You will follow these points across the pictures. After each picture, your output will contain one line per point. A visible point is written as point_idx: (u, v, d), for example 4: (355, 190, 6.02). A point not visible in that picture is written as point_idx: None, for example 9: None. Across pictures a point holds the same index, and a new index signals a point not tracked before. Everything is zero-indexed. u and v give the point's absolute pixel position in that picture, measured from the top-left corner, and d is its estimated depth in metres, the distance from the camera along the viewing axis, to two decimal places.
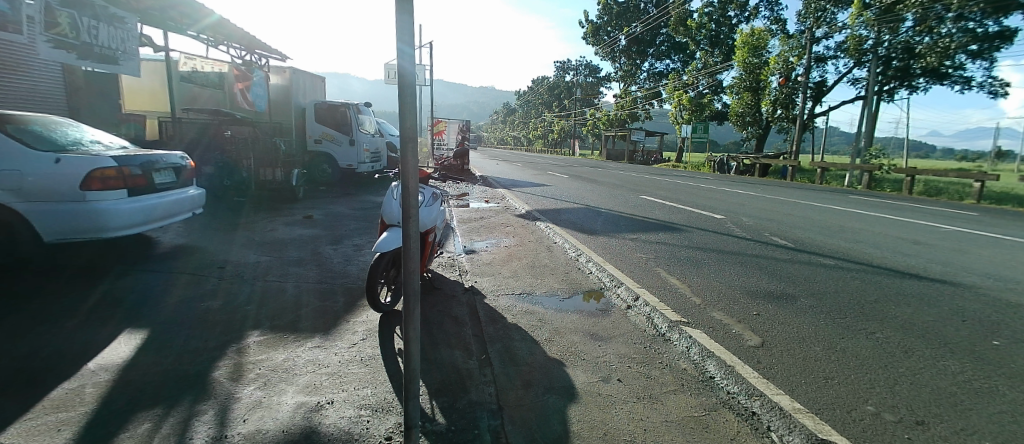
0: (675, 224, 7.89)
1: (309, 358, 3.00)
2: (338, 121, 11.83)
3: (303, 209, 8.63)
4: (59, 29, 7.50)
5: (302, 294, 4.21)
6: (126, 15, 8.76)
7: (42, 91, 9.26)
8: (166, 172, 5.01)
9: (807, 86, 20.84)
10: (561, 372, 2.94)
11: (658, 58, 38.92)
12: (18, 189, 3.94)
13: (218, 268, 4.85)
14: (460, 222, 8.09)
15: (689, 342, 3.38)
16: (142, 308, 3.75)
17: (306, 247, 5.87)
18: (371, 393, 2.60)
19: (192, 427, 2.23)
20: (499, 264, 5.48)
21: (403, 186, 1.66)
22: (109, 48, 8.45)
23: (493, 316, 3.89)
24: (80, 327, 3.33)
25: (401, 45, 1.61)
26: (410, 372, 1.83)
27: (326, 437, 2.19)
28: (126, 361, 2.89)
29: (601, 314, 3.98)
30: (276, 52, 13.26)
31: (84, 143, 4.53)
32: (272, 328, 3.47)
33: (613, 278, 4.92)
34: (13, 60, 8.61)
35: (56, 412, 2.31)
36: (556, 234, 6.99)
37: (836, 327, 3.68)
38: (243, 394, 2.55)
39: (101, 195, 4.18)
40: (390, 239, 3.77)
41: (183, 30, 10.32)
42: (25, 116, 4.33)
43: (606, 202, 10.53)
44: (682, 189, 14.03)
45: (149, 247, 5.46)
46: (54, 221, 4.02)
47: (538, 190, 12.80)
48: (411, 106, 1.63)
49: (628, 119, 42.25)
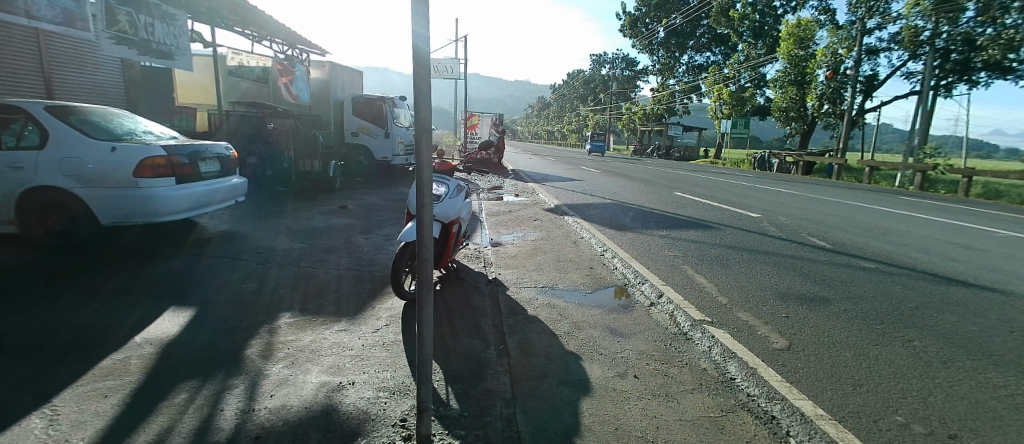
0: (709, 222, 7.67)
1: (335, 340, 3.15)
2: (375, 114, 12.16)
3: (341, 199, 8.92)
4: (121, 27, 7.97)
5: (335, 281, 4.39)
6: (178, 12, 9.16)
7: (105, 85, 9.94)
8: (212, 161, 5.28)
9: (857, 79, 19.77)
10: (577, 366, 2.96)
11: (698, 50, 37.79)
12: (80, 175, 4.29)
13: (257, 253, 5.11)
14: (489, 214, 8.17)
15: (712, 342, 3.33)
16: (185, 288, 4.01)
17: (339, 236, 6.09)
18: (390, 376, 2.71)
19: (224, 399, 2.40)
20: (524, 256, 5.53)
21: (419, 176, 1.75)
22: (164, 44, 8.94)
23: (514, 308, 3.94)
24: (131, 304, 3.62)
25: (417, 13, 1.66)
26: (424, 355, 1.91)
27: (345, 415, 2.31)
28: (169, 336, 3.12)
29: (622, 310, 3.96)
30: (316, 47, 13.55)
31: (138, 133, 4.85)
32: (302, 310, 3.65)
33: (638, 274, 4.87)
34: (79, 55, 9.27)
35: (105, 379, 2.55)
36: (584, 229, 6.96)
37: (870, 334, 3.52)
38: (271, 371, 2.71)
39: (153, 182, 4.46)
40: (411, 230, 3.86)
41: (231, 26, 10.80)
42: (87, 108, 4.68)
43: (637, 198, 10.35)
44: (716, 185, 13.63)
45: (198, 232, 5.80)
46: (109, 205, 4.34)
47: (570, 184, 12.71)
48: (426, 92, 1.69)
49: (665, 114, 40.99)
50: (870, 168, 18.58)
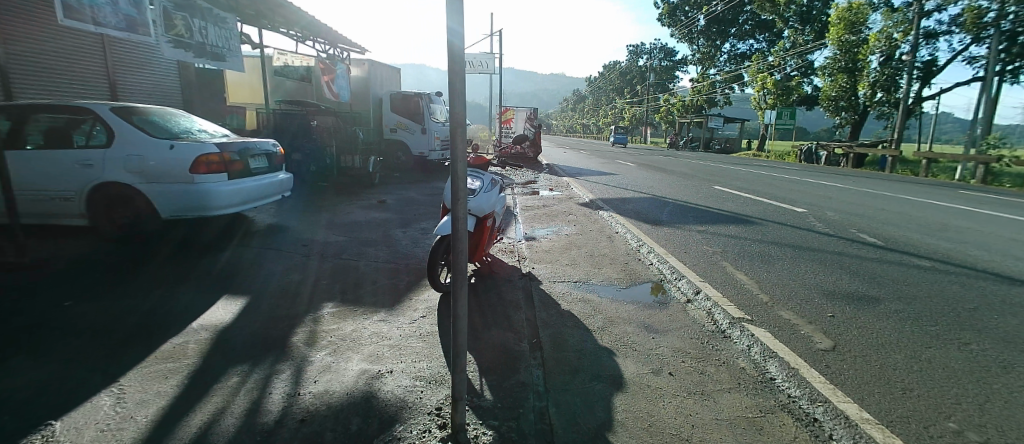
0: (750, 217, 7.42)
1: (375, 330, 3.27)
2: (412, 110, 12.38)
3: (379, 194, 9.16)
4: (178, 31, 8.43)
5: (374, 273, 4.54)
6: (228, 15, 9.62)
7: (164, 86, 10.56)
8: (261, 158, 5.54)
9: (913, 65, 18.52)
10: (611, 361, 2.96)
11: (741, 38, 36.36)
12: (142, 172, 4.59)
13: (302, 246, 5.34)
14: (523, 208, 8.20)
15: (751, 341, 3.25)
16: (237, 278, 4.25)
17: (378, 229, 6.27)
18: (427, 365, 2.79)
19: (272, 383, 2.55)
20: (558, 251, 5.53)
21: (454, 171, 1.80)
22: (217, 47, 9.42)
23: (548, 302, 3.96)
24: (188, 292, 3.87)
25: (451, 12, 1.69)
26: (458, 346, 1.97)
27: (383, 401, 2.41)
28: (222, 322, 3.33)
29: (657, 307, 3.91)
30: (356, 45, 13.91)
31: (193, 132, 5.15)
32: (344, 301, 3.80)
33: (675, 270, 4.79)
34: (141, 59, 9.88)
35: (167, 362, 2.76)
36: (619, 224, 6.89)
37: (922, 336, 3.34)
38: (315, 358, 2.84)
39: (206, 178, 4.73)
40: (446, 225, 3.92)
41: (277, 28, 11.23)
42: (147, 109, 5.00)
43: (675, 192, 10.12)
44: (758, 179, 13.15)
45: (247, 225, 6.11)
46: (167, 200, 4.64)
47: (605, 179, 12.56)
48: (461, 88, 1.72)
49: (705, 105, 39.74)
50: (927, 160, 17.44)
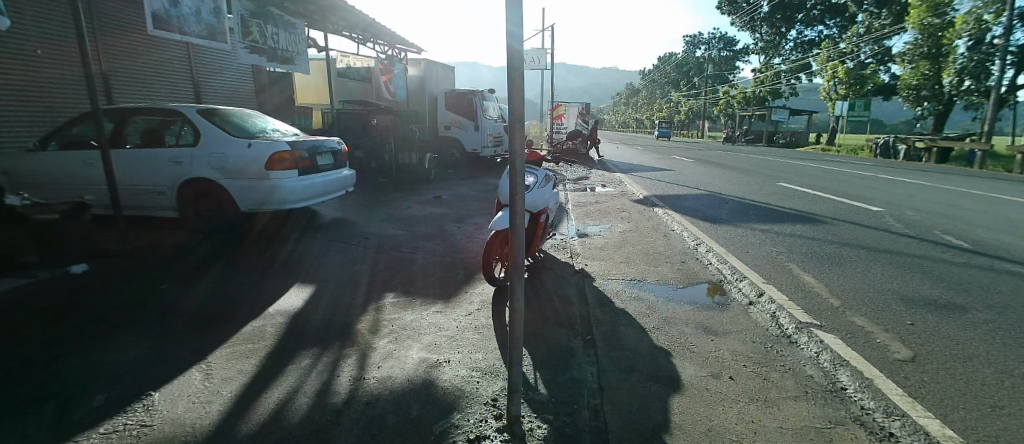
0: (818, 216, 6.99)
1: (433, 321, 3.39)
2: (466, 107, 12.62)
3: (435, 190, 9.42)
4: (253, 37, 9.03)
5: (431, 266, 4.69)
6: (296, 20, 10.20)
7: (241, 89, 11.35)
8: (327, 155, 5.85)
9: (1008, 49, 16.64)
10: (667, 362, 2.90)
11: (809, 24, 34.13)
12: (223, 169, 4.99)
13: (363, 239, 5.60)
14: (576, 205, 8.15)
15: (819, 347, 3.08)
16: (306, 268, 4.53)
17: (434, 224, 6.46)
18: (482, 357, 2.87)
19: (340, 367, 2.72)
20: (612, 248, 5.48)
21: (512, 167, 1.84)
22: (287, 51, 10.02)
23: (602, 299, 3.94)
24: (264, 280, 4.18)
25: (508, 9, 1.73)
26: (515, 339, 2.02)
27: (442, 390, 2.51)
28: (294, 308, 3.58)
29: (716, 308, 3.79)
30: (413, 45, 14.33)
31: (268, 131, 5.52)
32: (403, 292, 3.96)
33: (735, 271, 4.62)
34: (221, 64, 10.68)
35: (247, 343, 3.01)
36: (676, 221, 6.70)
37: (1019, 350, 3.03)
38: (378, 345, 3.00)
39: (279, 174, 5.06)
40: (503, 219, 3.99)
41: (340, 31, 11.79)
42: (228, 111, 5.43)
43: (735, 189, 9.71)
44: (828, 175, 12.33)
45: (314, 219, 6.49)
46: (245, 195, 5.01)
47: (660, 175, 12.24)
48: (520, 85, 1.76)
49: (768, 97, 37.65)
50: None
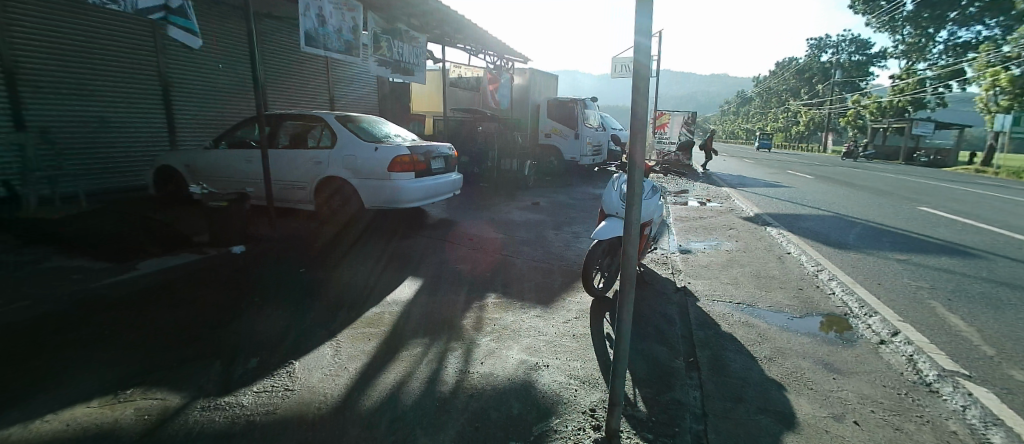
0: (972, 248, 6.02)
1: (533, 325, 3.50)
2: (567, 116, 12.72)
3: (533, 196, 9.63)
4: (383, 52, 9.92)
5: (531, 271, 4.84)
6: (418, 34, 11.03)
7: (368, 98, 12.52)
8: (439, 160, 6.28)
9: None
10: (779, 396, 2.72)
11: (967, 24, 29.40)
12: (353, 169, 5.59)
13: (467, 240, 5.92)
14: (678, 219, 7.85)
15: (968, 401, 2.69)
16: (417, 263, 4.91)
17: (533, 230, 6.62)
18: (581, 366, 2.92)
19: (448, 359, 2.94)
20: (718, 268, 5.21)
21: (630, 176, 1.89)
22: (408, 63, 10.86)
23: (706, 321, 3.78)
24: (381, 271, 4.61)
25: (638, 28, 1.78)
26: (620, 350, 2.05)
27: (541, 393, 2.60)
28: (407, 299, 3.91)
29: (839, 343, 3.46)
30: (520, 55, 14.76)
31: (390, 136, 6.07)
32: (504, 294, 4.14)
33: (864, 304, 4.16)
34: (353, 75, 11.88)
35: (369, 327, 3.36)
36: (792, 244, 6.18)
37: None
38: (482, 342, 3.17)
39: (399, 176, 5.55)
40: (607, 229, 4.01)
41: (454, 43, 12.54)
42: (359, 117, 6.06)
43: (864, 211, 8.68)
44: (987, 200, 10.51)
45: (423, 218, 6.99)
46: (370, 193, 5.57)
47: (773, 191, 11.31)
48: (643, 95, 1.80)
49: (909, 108, 33.05)
50: None
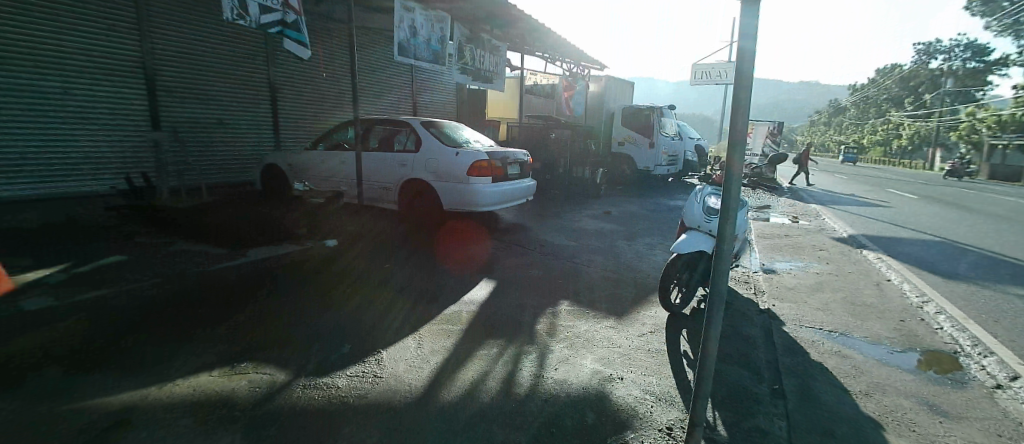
0: None
1: (607, 336, 3.52)
2: (642, 124, 12.47)
3: (605, 205, 9.55)
4: (465, 60, 10.29)
5: (604, 280, 4.83)
6: (499, 43, 11.33)
7: (447, 103, 13.01)
8: (515, 165, 6.43)
9: None
10: (875, 435, 2.55)
11: None
12: (435, 172, 5.87)
13: (538, 246, 6.01)
14: (759, 236, 7.46)
15: None
16: (490, 266, 5.06)
17: (605, 239, 6.59)
18: (656, 381, 2.90)
19: (523, 362, 3.04)
20: (805, 291, 4.91)
21: (726, 193, 1.88)
22: (488, 71, 11.18)
23: (791, 347, 3.60)
24: (457, 271, 4.80)
25: (744, 47, 1.76)
26: (704, 369, 2.03)
27: (616, 405, 2.62)
28: (483, 300, 4.06)
29: (947, 384, 3.16)
30: (596, 62, 14.68)
31: (469, 142, 6.31)
32: (577, 302, 4.18)
33: (979, 343, 3.75)
34: (434, 81, 12.41)
35: (448, 324, 3.53)
36: (892, 270, 5.67)
37: None
38: (555, 349, 3.24)
39: (477, 181, 5.76)
40: (687, 244, 3.93)
41: (532, 50, 12.73)
42: (442, 123, 6.35)
43: (980, 238, 7.76)
44: None
45: (496, 222, 7.17)
46: (450, 196, 5.82)
47: (868, 211, 10.40)
48: (745, 111, 1.77)
49: None
50: None
